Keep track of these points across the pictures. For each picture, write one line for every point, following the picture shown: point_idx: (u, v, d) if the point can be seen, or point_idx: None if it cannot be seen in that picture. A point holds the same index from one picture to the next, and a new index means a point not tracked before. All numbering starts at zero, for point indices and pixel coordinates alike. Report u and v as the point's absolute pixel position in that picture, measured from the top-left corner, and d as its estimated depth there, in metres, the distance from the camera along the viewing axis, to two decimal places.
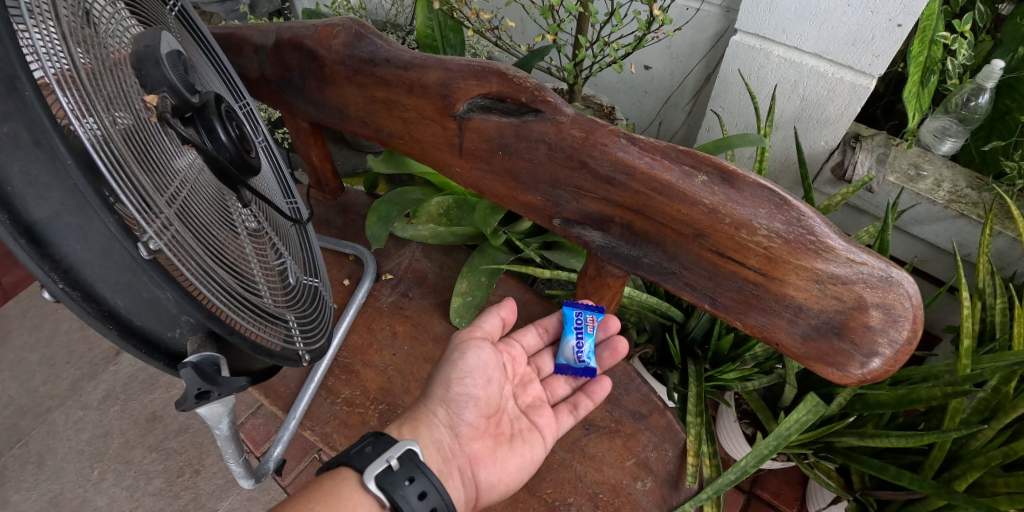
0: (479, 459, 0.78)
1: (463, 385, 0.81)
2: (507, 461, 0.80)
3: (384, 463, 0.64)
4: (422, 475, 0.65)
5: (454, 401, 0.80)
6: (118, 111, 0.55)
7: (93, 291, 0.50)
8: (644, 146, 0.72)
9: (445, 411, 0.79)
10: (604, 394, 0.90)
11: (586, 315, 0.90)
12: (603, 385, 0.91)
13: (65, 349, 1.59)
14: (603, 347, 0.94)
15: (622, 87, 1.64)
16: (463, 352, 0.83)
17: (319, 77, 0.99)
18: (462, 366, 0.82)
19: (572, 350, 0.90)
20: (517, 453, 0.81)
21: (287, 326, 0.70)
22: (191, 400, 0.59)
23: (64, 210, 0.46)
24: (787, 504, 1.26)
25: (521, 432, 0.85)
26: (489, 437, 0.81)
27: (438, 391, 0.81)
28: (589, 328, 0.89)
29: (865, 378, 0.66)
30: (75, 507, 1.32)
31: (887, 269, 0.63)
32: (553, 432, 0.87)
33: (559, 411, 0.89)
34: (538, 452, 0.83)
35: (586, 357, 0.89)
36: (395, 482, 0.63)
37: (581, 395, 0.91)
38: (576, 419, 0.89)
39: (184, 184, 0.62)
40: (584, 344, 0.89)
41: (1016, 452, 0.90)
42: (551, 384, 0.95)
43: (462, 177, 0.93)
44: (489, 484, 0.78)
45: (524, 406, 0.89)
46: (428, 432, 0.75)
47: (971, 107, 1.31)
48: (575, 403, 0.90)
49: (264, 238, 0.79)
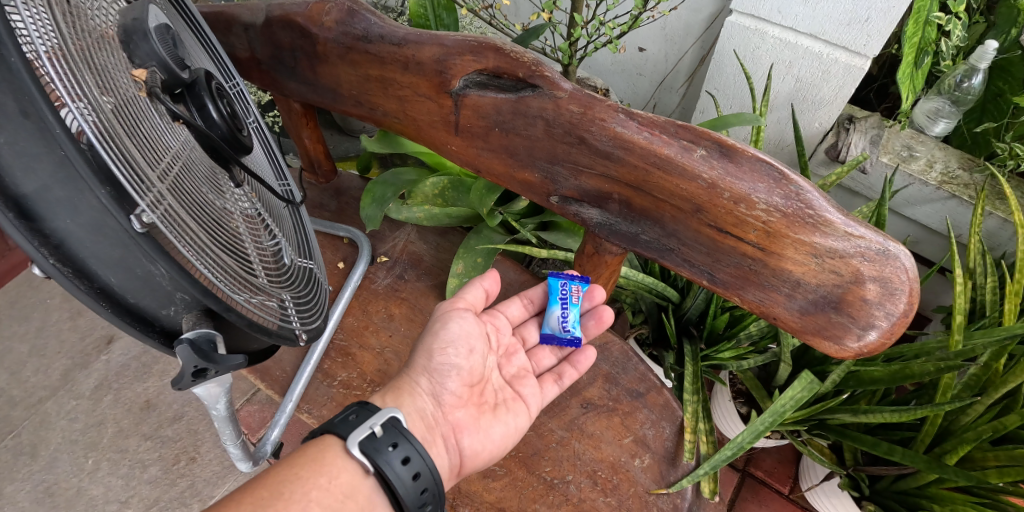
0: (463, 427, 0.79)
1: (445, 355, 0.80)
2: (491, 428, 0.81)
3: (367, 430, 0.64)
4: (405, 441, 0.64)
5: (437, 370, 0.80)
6: (107, 84, 0.53)
7: (85, 268, 0.49)
8: (642, 121, 0.71)
9: (428, 380, 0.79)
10: (589, 363, 0.92)
11: (571, 285, 0.88)
12: (588, 355, 0.92)
13: (55, 339, 1.57)
14: (590, 316, 0.92)
15: (616, 69, 1.63)
16: (446, 322, 0.82)
17: (312, 56, 0.98)
18: (444, 336, 0.81)
19: (557, 320, 0.89)
20: (501, 422, 0.82)
21: (283, 306, 0.69)
22: (187, 378, 0.58)
23: (54, 183, 0.45)
24: (780, 482, 1.28)
25: (505, 401, 0.85)
26: (472, 405, 0.81)
27: (421, 361, 0.80)
28: (574, 298, 0.88)
29: (861, 352, 0.66)
30: (71, 496, 1.31)
31: (884, 243, 0.63)
32: (538, 401, 0.88)
33: (544, 381, 0.91)
34: (522, 421, 0.84)
35: (571, 326, 0.88)
36: (378, 447, 0.63)
37: (566, 365, 0.93)
38: (561, 388, 0.91)
39: (175, 161, 0.61)
40: (569, 315, 0.87)
41: (1005, 426, 0.91)
42: (536, 354, 0.95)
43: (459, 156, 0.92)
44: (473, 452, 0.78)
45: (508, 376, 0.89)
46: (411, 401, 0.76)
47: (964, 88, 1.31)
48: (560, 372, 0.92)
49: (259, 219, 0.78)
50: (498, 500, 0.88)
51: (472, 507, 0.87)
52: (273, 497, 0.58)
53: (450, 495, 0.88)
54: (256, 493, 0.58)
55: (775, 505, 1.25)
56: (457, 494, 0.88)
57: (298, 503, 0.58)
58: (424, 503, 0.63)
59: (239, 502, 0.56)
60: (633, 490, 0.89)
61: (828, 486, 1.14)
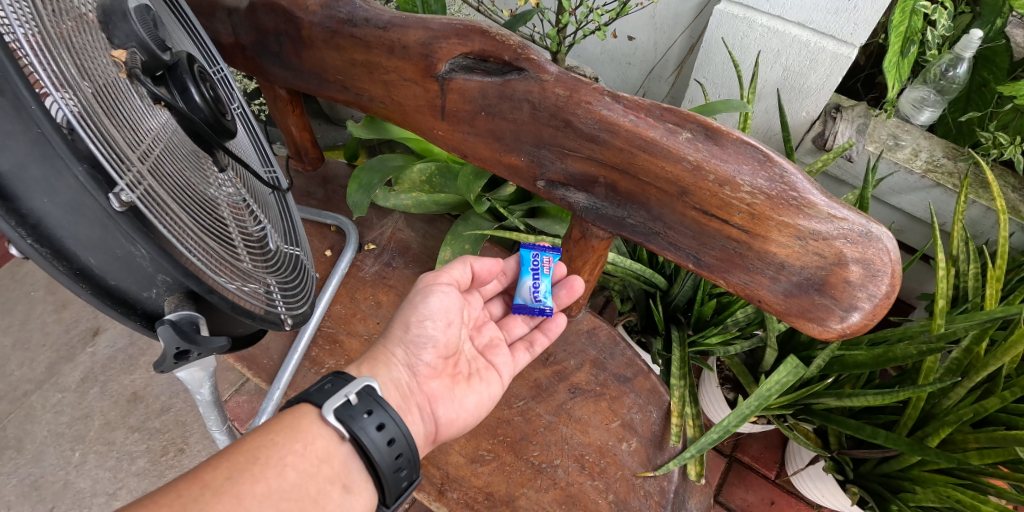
0: (438, 397, 0.80)
1: (423, 327, 0.81)
2: (465, 397, 0.83)
3: (342, 398, 0.64)
4: (380, 408, 0.65)
5: (413, 342, 0.80)
6: (85, 64, 0.52)
7: (63, 249, 0.49)
8: (628, 104, 0.71)
9: (404, 351, 0.80)
10: (560, 330, 0.95)
11: (543, 256, 0.92)
12: (558, 322, 0.95)
13: (39, 331, 1.54)
14: (560, 286, 0.94)
15: (605, 59, 1.62)
16: (427, 296, 0.82)
17: (296, 41, 0.97)
18: (423, 309, 0.81)
19: (528, 290, 0.91)
20: (474, 391, 0.84)
21: (268, 290, 0.69)
22: (170, 360, 0.58)
23: (30, 161, 0.44)
24: (766, 466, 1.30)
25: (479, 371, 0.87)
26: (446, 376, 0.83)
27: (397, 332, 0.81)
28: (545, 269, 0.91)
29: (844, 333, 0.67)
30: (58, 490, 1.30)
31: (866, 224, 0.64)
32: (510, 369, 0.91)
33: (516, 350, 0.94)
34: (495, 389, 0.87)
35: (542, 296, 0.91)
36: (353, 414, 0.63)
37: (537, 333, 0.95)
38: (532, 356, 0.94)
39: (156, 143, 0.60)
40: (541, 284, 0.90)
41: (986, 408, 0.93)
42: (508, 324, 0.97)
43: (445, 141, 0.92)
44: (448, 420, 0.80)
45: (480, 346, 0.92)
46: (386, 370, 0.77)
47: (949, 77, 1.33)
48: (532, 340, 0.95)
49: (244, 204, 0.77)
50: (486, 484, 0.89)
51: (460, 492, 0.88)
52: (249, 462, 0.58)
53: (438, 480, 0.89)
54: (232, 458, 0.58)
55: (762, 490, 1.27)
56: (446, 480, 0.89)
57: (273, 468, 0.58)
58: (399, 468, 0.64)
59: (214, 468, 0.56)
60: (620, 473, 0.90)
61: (813, 470, 1.16)
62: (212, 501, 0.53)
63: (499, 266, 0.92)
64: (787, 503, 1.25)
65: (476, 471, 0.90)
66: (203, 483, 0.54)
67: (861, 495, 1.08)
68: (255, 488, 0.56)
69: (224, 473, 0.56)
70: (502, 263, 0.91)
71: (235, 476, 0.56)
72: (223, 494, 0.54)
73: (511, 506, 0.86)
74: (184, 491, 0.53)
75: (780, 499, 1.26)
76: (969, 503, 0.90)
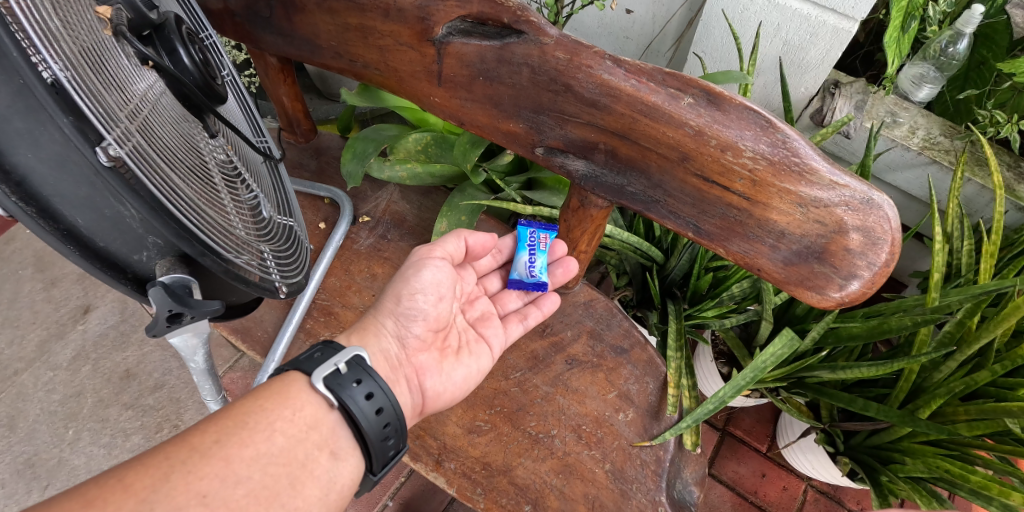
0: (426, 370, 0.80)
1: (413, 300, 0.80)
2: (453, 371, 0.82)
3: (332, 367, 0.64)
4: (369, 378, 0.65)
5: (403, 314, 0.80)
6: (68, 17, 0.50)
7: (50, 207, 0.48)
8: (630, 69, 0.70)
9: (394, 322, 0.80)
10: (553, 307, 0.96)
11: (541, 233, 0.95)
12: (552, 300, 0.96)
13: (29, 310, 1.51)
14: (557, 265, 0.97)
15: (602, 32, 1.58)
16: (419, 270, 0.82)
17: (287, 4, 0.94)
18: (415, 283, 0.81)
19: (524, 266, 0.94)
20: (463, 365, 0.84)
21: (263, 258, 0.67)
22: (162, 323, 0.57)
23: (12, 114, 0.42)
24: (758, 439, 1.32)
25: (469, 344, 0.88)
26: (435, 349, 0.83)
27: (388, 304, 0.81)
28: (542, 245, 0.94)
29: (842, 302, 0.67)
30: (52, 467, 1.30)
31: (869, 192, 0.64)
32: (501, 342, 0.91)
33: (509, 322, 0.94)
34: (484, 362, 0.87)
35: (538, 272, 0.94)
36: (342, 383, 0.64)
37: (531, 306, 0.96)
38: (525, 328, 0.95)
39: (145, 103, 0.58)
40: (535, 260, 0.94)
41: (976, 382, 0.94)
42: (502, 298, 0.98)
43: (442, 109, 0.91)
44: (435, 393, 0.80)
45: (472, 319, 0.92)
46: (375, 341, 0.76)
47: (949, 53, 1.31)
48: (525, 313, 0.95)
49: (237, 172, 0.75)
50: (484, 454, 0.89)
51: (457, 462, 0.88)
52: (237, 426, 0.58)
53: (436, 451, 0.89)
54: (220, 423, 0.58)
55: (753, 463, 1.29)
56: (443, 450, 0.89)
57: (261, 433, 0.58)
58: (387, 437, 0.64)
59: (203, 432, 0.57)
60: (616, 443, 0.91)
61: (805, 442, 1.17)
62: (200, 463, 0.54)
63: (493, 240, 0.91)
64: (778, 475, 1.27)
65: (471, 442, 0.90)
66: (191, 446, 0.55)
67: (852, 466, 1.08)
68: (243, 452, 0.56)
69: (212, 437, 0.57)
70: (496, 239, 0.92)
71: (222, 441, 0.56)
72: (211, 457, 0.55)
73: (509, 476, 0.87)
74: (172, 453, 0.54)
75: (770, 472, 1.28)
76: (957, 473, 0.91)
